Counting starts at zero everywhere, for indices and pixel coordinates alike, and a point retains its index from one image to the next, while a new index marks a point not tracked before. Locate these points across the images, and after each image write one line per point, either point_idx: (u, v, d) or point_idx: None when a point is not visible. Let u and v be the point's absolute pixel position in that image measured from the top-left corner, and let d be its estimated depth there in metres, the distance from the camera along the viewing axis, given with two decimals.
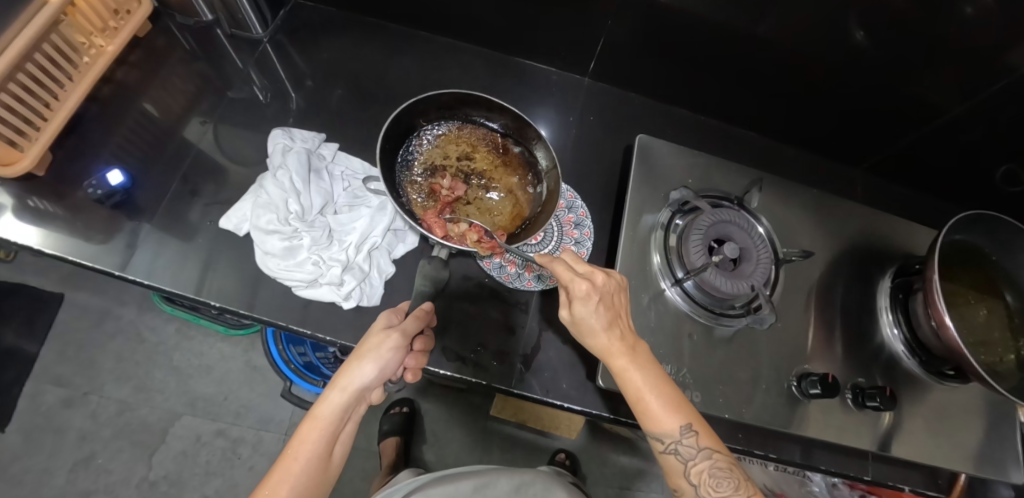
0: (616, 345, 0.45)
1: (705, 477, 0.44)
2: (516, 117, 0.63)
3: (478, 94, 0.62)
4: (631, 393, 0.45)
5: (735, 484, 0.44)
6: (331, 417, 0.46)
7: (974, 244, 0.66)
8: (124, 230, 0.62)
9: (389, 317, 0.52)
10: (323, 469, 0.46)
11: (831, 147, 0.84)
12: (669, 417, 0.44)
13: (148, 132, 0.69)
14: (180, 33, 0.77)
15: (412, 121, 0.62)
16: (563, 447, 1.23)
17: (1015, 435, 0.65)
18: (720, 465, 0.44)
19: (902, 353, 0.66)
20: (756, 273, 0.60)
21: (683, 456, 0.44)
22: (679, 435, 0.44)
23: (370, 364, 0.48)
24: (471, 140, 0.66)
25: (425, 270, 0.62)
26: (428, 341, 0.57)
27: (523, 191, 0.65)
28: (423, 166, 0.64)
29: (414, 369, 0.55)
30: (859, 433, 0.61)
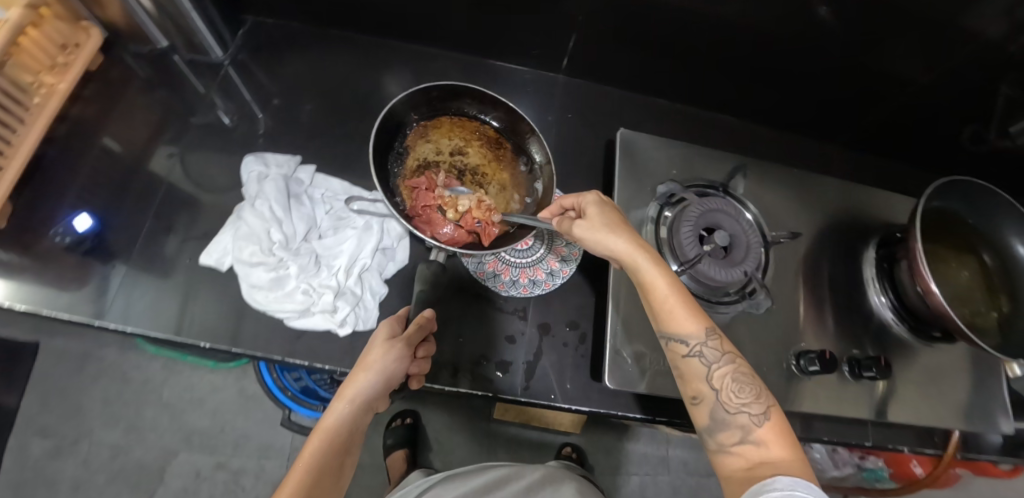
0: (634, 243, 0.46)
1: (727, 382, 0.43)
2: (510, 111, 0.63)
3: (473, 85, 0.62)
4: (654, 296, 0.45)
5: (757, 392, 0.42)
6: (337, 429, 0.45)
7: (954, 210, 0.67)
8: (100, 275, 0.59)
9: (392, 327, 0.53)
10: (335, 484, 0.43)
11: (807, 124, 0.85)
12: (692, 316, 0.44)
13: (113, 169, 0.66)
14: (135, 61, 0.73)
15: (404, 115, 0.61)
16: (569, 441, 1.24)
17: (1001, 387, 0.68)
18: (741, 371, 0.43)
19: (891, 321, 0.68)
20: (749, 259, 0.61)
21: (706, 358, 0.43)
22: (703, 336, 0.43)
23: (374, 374, 0.48)
24: (465, 134, 0.66)
25: (425, 273, 0.64)
26: (432, 348, 0.55)
27: (517, 186, 0.66)
28: (416, 162, 0.63)
29: (418, 376, 0.54)
30: (858, 402, 0.63)
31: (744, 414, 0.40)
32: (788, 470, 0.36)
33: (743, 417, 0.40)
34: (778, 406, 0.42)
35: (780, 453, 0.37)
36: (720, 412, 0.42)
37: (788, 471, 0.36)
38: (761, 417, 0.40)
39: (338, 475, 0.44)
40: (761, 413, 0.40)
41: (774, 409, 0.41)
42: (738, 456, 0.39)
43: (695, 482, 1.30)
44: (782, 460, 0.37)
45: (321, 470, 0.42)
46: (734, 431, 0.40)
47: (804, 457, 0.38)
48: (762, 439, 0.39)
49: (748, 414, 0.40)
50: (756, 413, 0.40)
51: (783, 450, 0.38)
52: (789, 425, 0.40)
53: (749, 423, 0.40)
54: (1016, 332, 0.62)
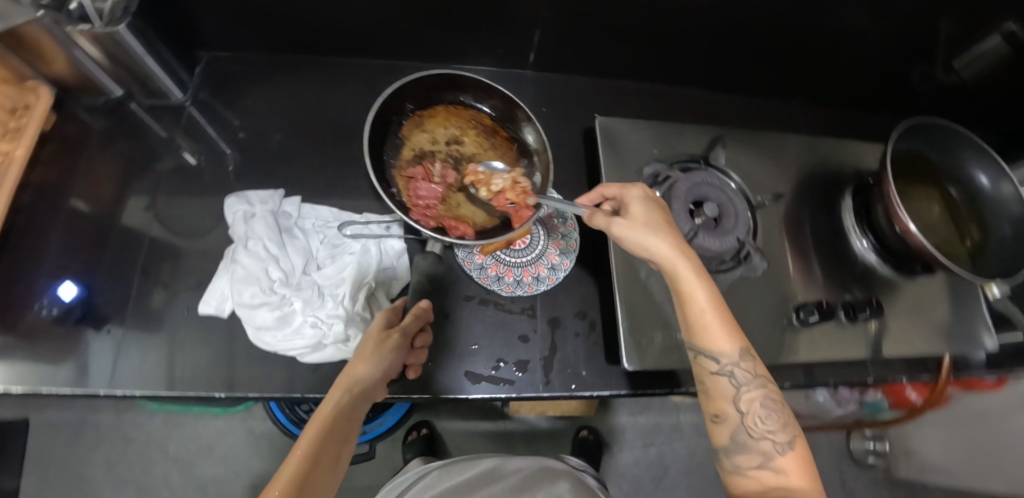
0: (677, 251, 0.48)
1: (756, 407, 0.44)
2: (506, 99, 0.64)
3: (468, 73, 0.63)
4: (693, 306, 0.47)
5: (783, 421, 0.44)
6: (335, 416, 0.46)
7: (921, 150, 0.71)
8: (96, 342, 0.57)
9: (388, 316, 0.55)
10: (329, 471, 0.43)
11: (771, 86, 0.87)
12: (730, 336, 0.46)
13: (88, 231, 0.64)
14: (90, 115, 0.70)
15: (400, 103, 0.61)
16: (585, 424, 1.27)
17: (981, 308, 0.72)
18: (770, 397, 0.45)
19: (875, 262, 0.72)
20: (739, 226, 0.63)
21: (735, 379, 0.45)
22: (737, 358, 0.45)
23: (371, 365, 0.49)
24: (460, 123, 0.66)
25: (420, 265, 0.65)
26: (428, 338, 0.58)
27: (515, 175, 0.64)
28: (411, 152, 0.63)
29: (415, 365, 0.56)
30: (856, 342, 0.67)
31: (768, 441, 0.43)
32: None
33: (766, 443, 0.43)
34: (800, 436, 0.44)
35: (799, 483, 0.40)
36: (743, 435, 0.44)
37: None
38: (784, 445, 0.43)
39: (336, 463, 0.44)
40: (785, 442, 0.43)
41: (797, 440, 0.43)
42: (754, 479, 0.42)
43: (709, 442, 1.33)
44: (803, 489, 0.39)
45: (318, 454, 0.42)
46: (755, 455, 0.43)
47: (819, 490, 0.41)
48: (782, 467, 0.42)
49: (773, 441, 0.43)
50: (779, 440, 0.43)
51: (802, 480, 0.40)
52: (810, 457, 0.43)
53: (772, 450, 0.42)
54: (989, 256, 0.66)
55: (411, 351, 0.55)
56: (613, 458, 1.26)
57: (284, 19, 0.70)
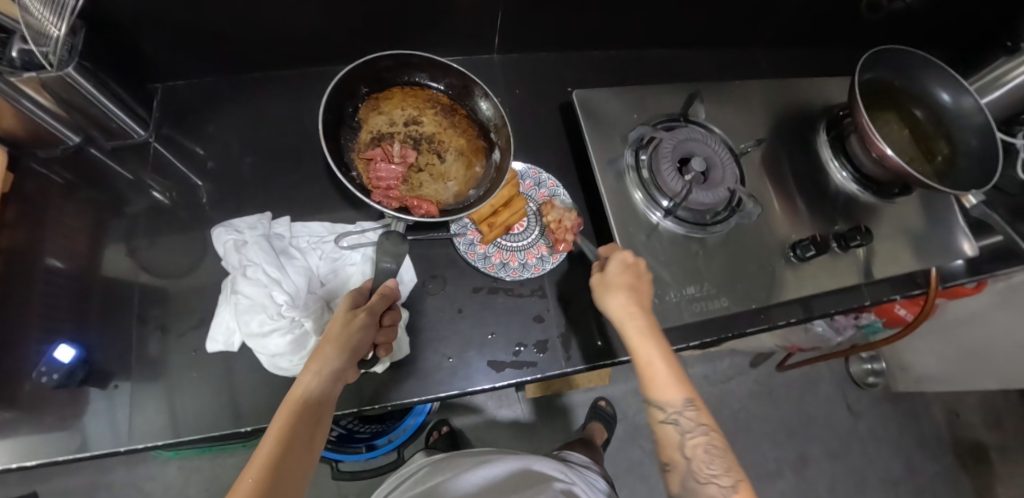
0: (632, 308, 0.52)
1: (700, 452, 0.46)
2: (461, 75, 0.65)
3: (422, 52, 0.64)
4: (641, 358, 0.50)
5: (727, 466, 0.45)
6: (306, 399, 0.44)
7: (883, 78, 0.74)
8: (107, 400, 0.56)
9: (355, 296, 0.53)
10: (299, 458, 0.41)
11: (733, 36, 0.88)
12: (673, 385, 0.49)
13: (67, 288, 0.60)
14: (47, 168, 0.67)
15: (353, 85, 0.62)
16: (601, 395, 1.30)
17: (959, 219, 0.76)
18: (714, 443, 0.47)
19: (857, 191, 0.74)
20: (728, 176, 0.65)
21: (682, 426, 0.48)
22: (680, 405, 0.48)
23: (341, 346, 0.47)
24: (418, 103, 0.66)
25: (384, 245, 0.58)
26: (397, 316, 0.55)
27: (475, 151, 0.66)
28: (369, 134, 0.64)
29: (385, 345, 0.53)
30: (850, 270, 0.70)
31: (713, 486, 0.44)
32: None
33: (712, 488, 0.44)
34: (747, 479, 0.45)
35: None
36: (691, 482, 0.45)
37: None
38: (729, 490, 0.44)
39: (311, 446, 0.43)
40: (730, 486, 0.44)
41: (743, 485, 0.44)
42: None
43: (721, 389, 1.36)
44: None
45: (291, 437, 0.41)
46: None
47: None
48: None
49: (717, 485, 0.44)
50: (724, 484, 0.44)
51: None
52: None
53: (716, 494, 0.44)
54: (959, 169, 0.70)
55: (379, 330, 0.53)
56: (633, 422, 1.29)
57: (237, 37, 0.68)
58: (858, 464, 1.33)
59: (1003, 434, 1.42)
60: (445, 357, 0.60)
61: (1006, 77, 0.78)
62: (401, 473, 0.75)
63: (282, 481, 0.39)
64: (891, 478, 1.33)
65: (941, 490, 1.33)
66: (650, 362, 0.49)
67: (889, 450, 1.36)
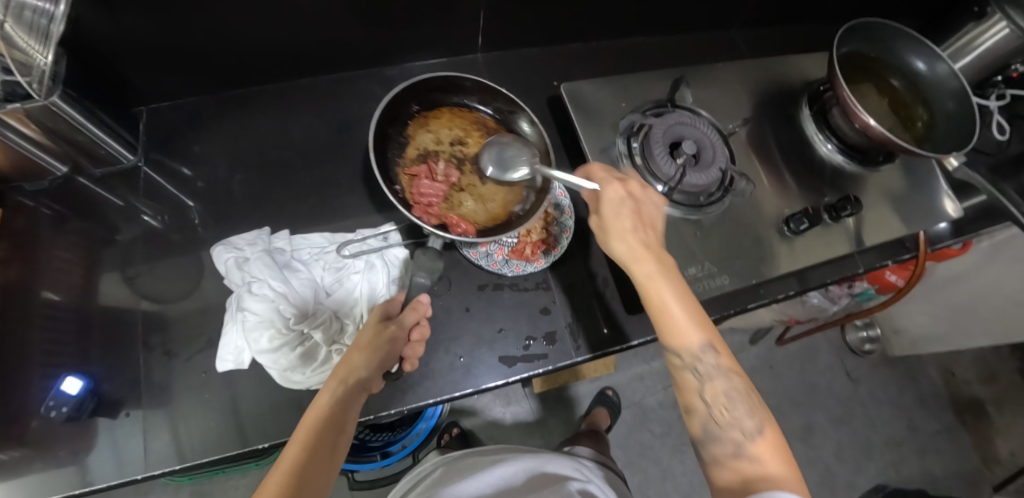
0: (640, 252, 0.50)
1: (720, 398, 0.46)
2: (508, 100, 0.67)
3: (473, 76, 0.65)
4: (654, 305, 0.48)
5: (749, 408, 0.45)
6: (330, 407, 0.46)
7: (859, 50, 0.76)
8: (118, 429, 0.56)
9: (387, 308, 0.56)
10: (327, 463, 0.43)
11: (710, 20, 0.90)
12: (690, 330, 0.46)
13: (66, 320, 0.60)
14: (34, 201, 0.65)
15: (404, 104, 0.65)
16: (608, 384, 1.31)
17: (940, 181, 0.78)
18: (735, 388, 0.45)
19: (843, 162, 0.76)
20: (718, 156, 0.66)
21: (700, 373, 0.46)
22: (698, 352, 0.46)
23: (368, 355, 0.50)
24: (464, 124, 0.68)
25: (421, 260, 0.63)
26: (426, 331, 0.56)
27: (517, 174, 0.66)
28: (415, 151, 0.65)
29: (412, 358, 0.54)
30: (841, 239, 0.71)
31: (735, 430, 0.44)
32: (781, 487, 0.38)
33: (735, 433, 0.44)
34: (772, 421, 0.44)
35: (771, 467, 0.40)
36: (713, 427, 0.45)
37: (783, 484, 0.38)
38: (753, 431, 0.43)
39: (335, 450, 0.44)
40: (754, 428, 0.43)
41: (767, 426, 0.44)
42: (733, 469, 0.42)
43: None
44: (778, 476, 0.39)
45: (316, 441, 0.43)
46: (728, 445, 0.43)
47: (796, 472, 0.40)
48: (754, 453, 0.42)
49: (742, 429, 0.44)
50: (748, 428, 0.44)
51: (776, 466, 0.40)
52: (786, 445, 0.43)
53: (742, 438, 0.43)
54: (938, 133, 0.72)
55: (407, 344, 0.54)
56: (641, 408, 1.31)
57: (221, 55, 0.67)
58: (861, 429, 1.36)
59: (996, 388, 1.47)
60: (456, 356, 0.61)
61: (976, 41, 0.81)
62: (413, 475, 0.77)
63: (311, 485, 0.41)
64: (894, 440, 1.36)
65: (943, 447, 1.37)
66: (662, 308, 0.47)
67: (889, 413, 1.39)
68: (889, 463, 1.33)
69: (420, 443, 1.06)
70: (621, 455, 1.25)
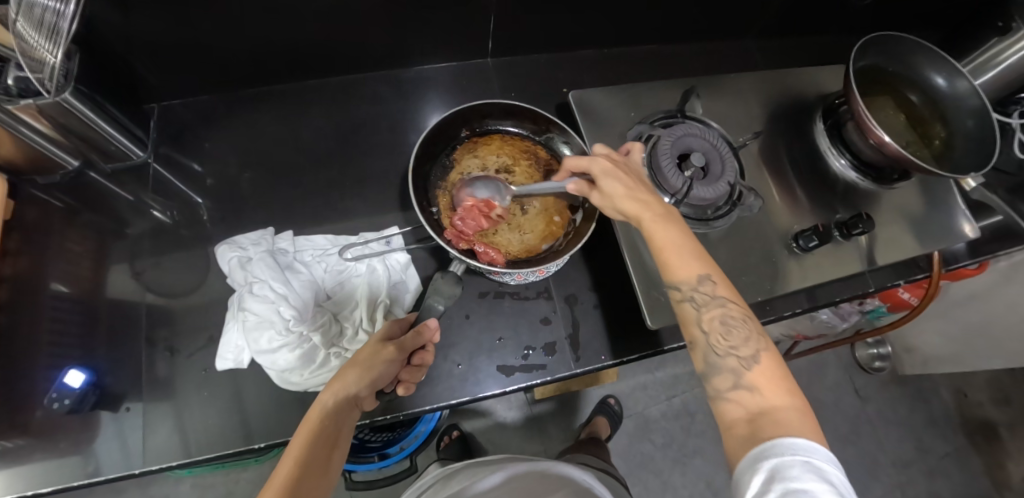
0: (639, 203, 0.49)
1: (718, 325, 0.44)
2: (563, 130, 0.65)
3: (528, 104, 0.65)
4: (654, 243, 0.47)
5: (748, 335, 0.43)
6: (325, 417, 0.46)
7: (876, 64, 0.74)
8: (119, 423, 0.56)
9: (391, 329, 0.54)
10: (321, 480, 0.43)
11: (724, 30, 0.88)
12: (688, 263, 0.45)
13: (72, 312, 0.60)
14: (47, 194, 0.66)
15: (454, 129, 0.66)
16: (610, 393, 1.29)
17: (957, 199, 0.75)
18: (732, 314, 0.44)
19: (857, 179, 0.74)
20: (727, 170, 0.65)
21: (699, 302, 0.45)
22: (696, 281, 0.45)
23: (362, 373, 0.49)
24: (514, 151, 0.67)
25: (439, 283, 0.57)
26: (428, 356, 0.55)
27: (560, 212, 0.65)
28: (459, 175, 0.66)
29: (408, 382, 0.54)
30: (852, 257, 0.69)
31: (733, 358, 0.42)
32: (781, 417, 0.36)
33: (733, 360, 0.41)
34: (771, 349, 0.42)
35: (773, 399, 0.38)
36: (711, 356, 0.43)
37: (782, 417, 0.36)
38: (751, 360, 0.41)
39: (328, 468, 0.44)
40: (750, 356, 0.41)
41: (765, 353, 0.41)
42: (734, 402, 0.40)
43: None
44: (777, 406, 0.37)
45: (308, 457, 0.43)
46: (727, 375, 0.41)
47: (800, 402, 0.38)
48: (753, 384, 0.40)
49: (738, 357, 0.42)
50: (745, 356, 0.42)
51: (774, 396, 0.38)
52: (785, 370, 0.41)
53: (738, 366, 0.41)
54: (958, 151, 0.70)
55: (404, 367, 0.54)
56: (642, 417, 1.29)
57: (231, 54, 0.68)
58: (868, 448, 1.34)
59: (1010, 410, 1.43)
60: (455, 364, 0.61)
61: (1000, 57, 0.79)
62: (422, 482, 0.79)
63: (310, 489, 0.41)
64: (901, 460, 1.33)
65: (952, 469, 1.34)
66: (664, 245, 0.46)
67: (898, 432, 1.36)
68: (895, 484, 1.30)
69: (418, 445, 1.06)
70: (621, 465, 1.24)
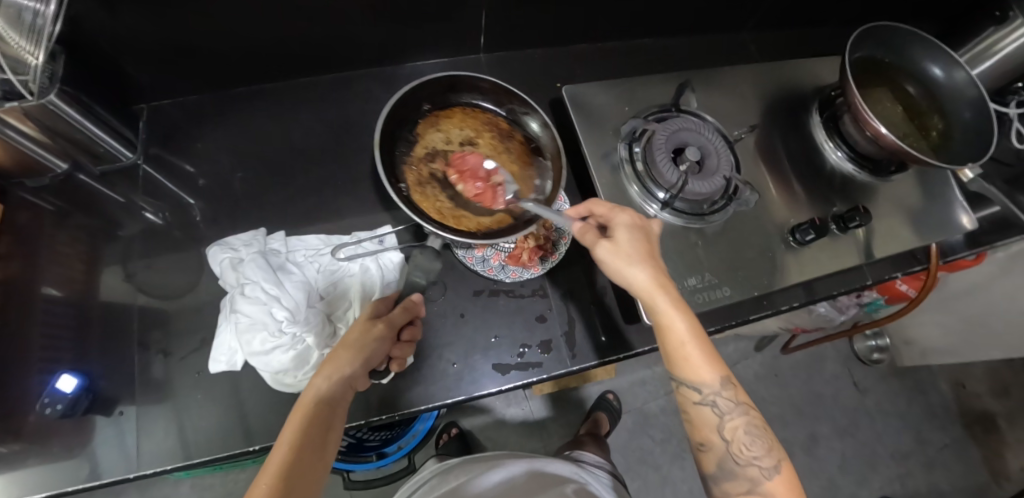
0: (659, 285, 0.48)
1: (739, 434, 0.46)
2: (522, 101, 0.66)
3: (489, 78, 0.66)
4: (675, 338, 0.47)
5: (767, 445, 0.46)
6: (317, 402, 0.46)
7: (872, 54, 0.73)
8: (112, 427, 0.56)
9: (377, 307, 0.56)
10: (316, 460, 0.44)
11: (718, 23, 0.88)
12: (709, 367, 0.47)
13: (63, 317, 0.60)
14: (35, 197, 0.66)
15: (416, 101, 0.64)
16: (608, 388, 1.29)
17: (953, 191, 0.75)
18: (753, 424, 0.47)
19: (853, 171, 0.74)
20: (722, 164, 0.64)
21: (718, 408, 0.47)
22: (718, 387, 0.47)
23: (357, 356, 0.50)
24: (476, 125, 0.68)
25: (418, 261, 0.66)
26: (416, 332, 0.57)
27: (528, 184, 0.66)
28: (423, 149, 0.65)
29: (400, 358, 0.55)
30: (848, 252, 0.69)
31: (754, 467, 0.45)
32: None
33: (753, 469, 0.45)
34: (785, 459, 0.46)
35: None
36: (730, 462, 0.46)
37: None
38: (771, 470, 0.45)
39: (323, 450, 0.45)
40: (771, 467, 0.45)
41: (783, 463, 0.46)
42: None
43: None
44: None
45: (303, 441, 0.44)
46: (744, 482, 0.45)
47: None
48: (770, 491, 0.44)
49: (759, 467, 0.45)
50: (765, 465, 0.45)
51: None
52: (796, 477, 0.46)
53: (758, 475, 0.45)
54: (955, 142, 0.69)
55: (395, 344, 0.55)
56: (641, 412, 1.29)
57: (218, 55, 0.67)
58: (867, 440, 1.34)
59: (1008, 401, 1.43)
60: (450, 363, 0.60)
61: (997, 46, 0.78)
62: (416, 479, 0.79)
63: (297, 484, 0.42)
64: (901, 452, 1.33)
65: (951, 460, 1.34)
66: (686, 339, 0.47)
67: (898, 424, 1.37)
68: (895, 476, 1.31)
69: (416, 443, 1.06)
70: (620, 460, 1.24)
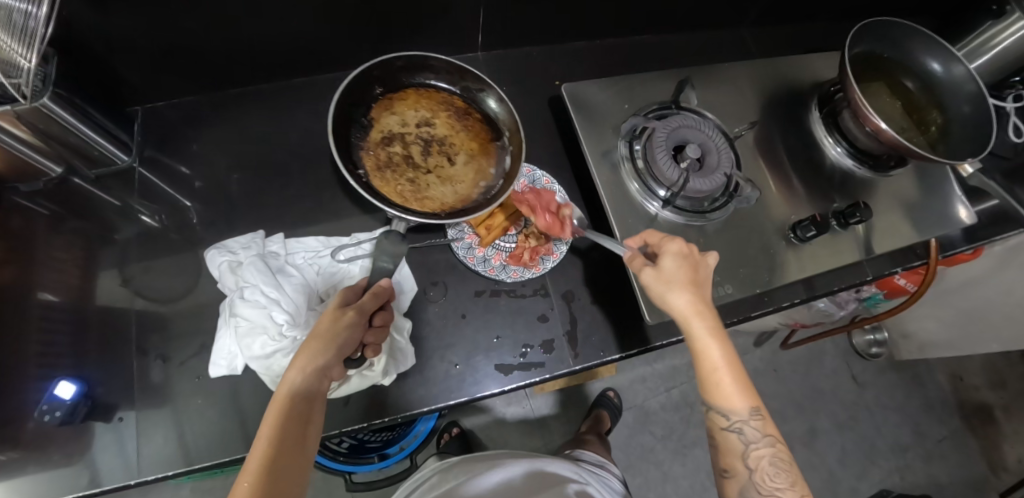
0: (695, 311, 0.49)
1: (765, 465, 0.45)
2: (475, 77, 0.64)
3: (443, 56, 0.63)
4: (706, 364, 0.48)
5: (792, 479, 0.44)
6: (293, 396, 0.43)
7: (870, 49, 0.73)
8: (111, 434, 0.55)
9: (344, 294, 0.52)
10: (295, 459, 0.42)
11: (716, 19, 0.87)
12: (740, 396, 0.46)
13: (59, 323, 0.59)
14: (28, 200, 0.65)
15: (368, 85, 0.61)
16: (608, 385, 1.29)
17: (952, 186, 0.75)
18: (779, 457, 0.45)
19: (853, 167, 0.74)
20: (723, 161, 0.64)
21: (745, 436, 0.46)
22: (747, 416, 0.46)
23: (329, 346, 0.47)
24: (432, 104, 0.65)
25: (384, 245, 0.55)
26: (388, 316, 0.55)
27: (488, 162, 0.64)
28: (378, 133, 0.62)
29: (375, 345, 0.52)
30: (849, 248, 0.69)
31: None
32: None
33: None
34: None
35: None
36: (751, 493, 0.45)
37: None
38: None
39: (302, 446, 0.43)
40: None
41: None
42: None
43: None
44: None
45: (281, 440, 0.41)
46: None
47: None
48: None
49: None
50: None
51: None
52: None
53: None
54: (954, 137, 0.69)
55: (368, 330, 0.52)
56: (642, 409, 1.30)
57: (213, 56, 0.66)
58: (866, 434, 1.35)
59: (1005, 393, 1.44)
60: (452, 364, 0.60)
61: (993, 41, 0.78)
62: (416, 478, 0.78)
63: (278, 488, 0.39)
64: (900, 445, 1.34)
65: (949, 453, 1.35)
66: (718, 366, 0.47)
67: (896, 417, 1.37)
68: (894, 468, 1.32)
69: (417, 444, 1.06)
70: (622, 458, 1.24)
